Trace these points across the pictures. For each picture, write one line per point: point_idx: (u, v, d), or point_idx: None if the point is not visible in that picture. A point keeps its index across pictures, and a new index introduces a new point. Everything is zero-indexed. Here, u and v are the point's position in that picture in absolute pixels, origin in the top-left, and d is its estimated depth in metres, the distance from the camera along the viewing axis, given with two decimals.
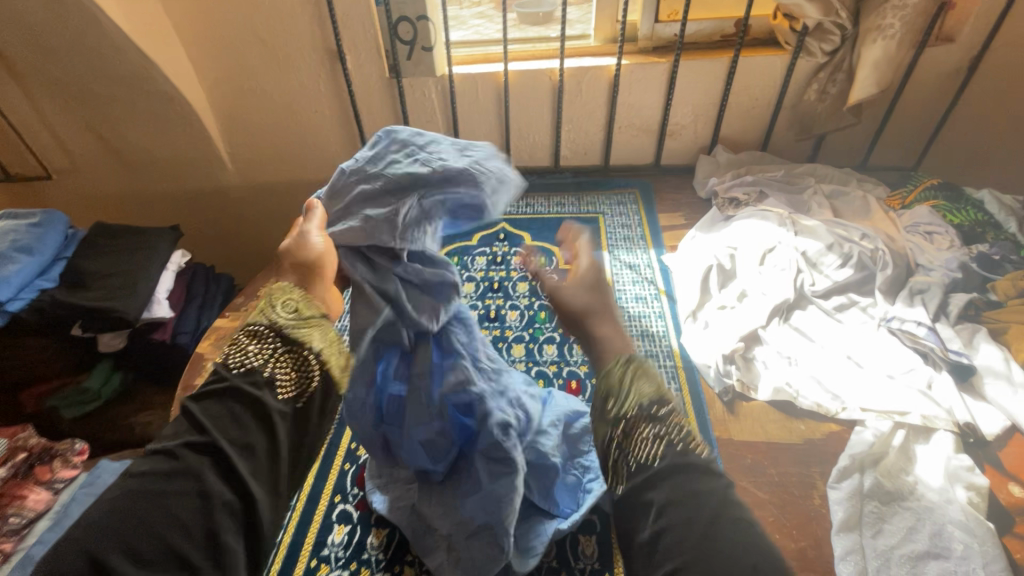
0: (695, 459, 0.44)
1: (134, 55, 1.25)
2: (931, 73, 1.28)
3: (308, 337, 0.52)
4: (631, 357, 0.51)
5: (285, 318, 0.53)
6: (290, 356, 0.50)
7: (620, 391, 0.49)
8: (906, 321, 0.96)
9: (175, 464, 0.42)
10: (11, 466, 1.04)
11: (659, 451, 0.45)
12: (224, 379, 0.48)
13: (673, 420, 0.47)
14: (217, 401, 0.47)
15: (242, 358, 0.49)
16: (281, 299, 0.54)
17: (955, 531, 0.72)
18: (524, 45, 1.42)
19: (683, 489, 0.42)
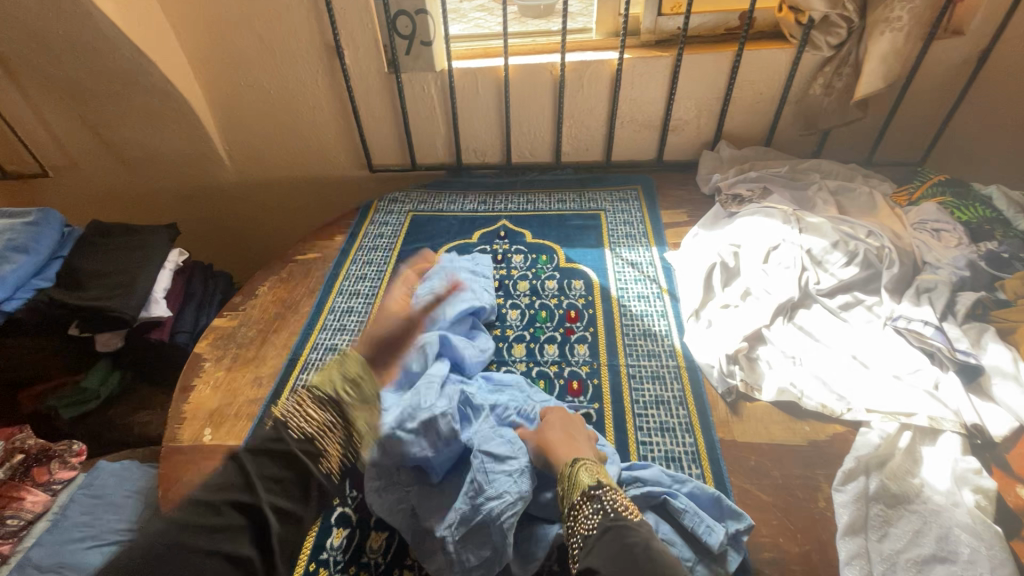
0: (623, 519, 0.65)
1: (130, 51, 1.24)
2: (939, 67, 1.25)
3: (357, 419, 0.67)
4: (579, 459, 0.75)
5: (347, 395, 0.68)
6: (337, 433, 0.63)
7: (571, 483, 0.71)
8: (912, 321, 0.94)
9: (220, 519, 0.52)
10: (8, 468, 1.06)
11: (598, 520, 0.65)
12: (282, 438, 0.60)
13: (606, 495, 0.68)
14: (271, 459, 0.57)
15: (302, 424, 0.62)
16: (346, 372, 0.72)
17: (962, 535, 0.71)
18: (526, 40, 1.40)
19: (613, 539, 0.62)
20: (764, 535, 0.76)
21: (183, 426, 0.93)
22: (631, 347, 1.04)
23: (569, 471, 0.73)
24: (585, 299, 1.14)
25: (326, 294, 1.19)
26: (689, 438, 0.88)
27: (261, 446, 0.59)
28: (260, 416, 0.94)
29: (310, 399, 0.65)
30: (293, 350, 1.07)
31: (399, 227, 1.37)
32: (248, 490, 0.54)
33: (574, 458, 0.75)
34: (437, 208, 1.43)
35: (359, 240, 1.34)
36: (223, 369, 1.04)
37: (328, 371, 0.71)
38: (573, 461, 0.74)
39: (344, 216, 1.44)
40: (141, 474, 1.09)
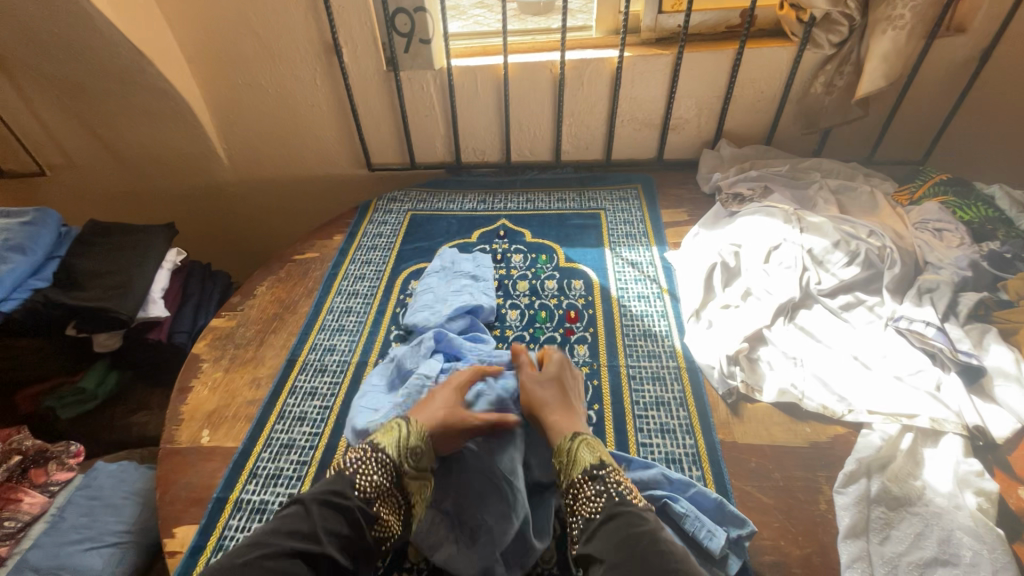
0: (628, 504, 0.66)
1: (126, 49, 1.23)
2: (941, 65, 1.24)
3: (412, 488, 0.72)
4: (578, 435, 0.75)
5: (408, 464, 0.72)
6: (392, 500, 0.71)
7: (570, 460, 0.71)
8: (914, 321, 0.93)
9: (290, 563, 0.59)
10: (5, 470, 1.05)
11: (601, 503, 0.67)
12: (346, 494, 0.68)
13: (605, 478, 0.69)
14: (337, 512, 0.66)
15: (365, 485, 0.69)
16: (412, 435, 0.74)
17: (964, 538, 0.70)
18: (525, 37, 1.38)
19: (620, 525, 0.63)
20: (764, 537, 0.75)
21: (181, 427, 0.93)
22: (631, 347, 1.03)
23: (566, 447, 0.73)
24: (585, 299, 1.14)
25: (325, 294, 1.19)
26: (689, 440, 0.87)
27: (329, 498, 0.67)
28: (259, 417, 0.94)
29: (375, 459, 0.71)
30: (291, 350, 1.06)
31: (398, 227, 1.36)
32: (314, 540, 0.62)
33: (574, 432, 0.75)
34: (436, 207, 1.43)
35: (357, 240, 1.34)
36: (221, 370, 1.03)
37: (398, 426, 0.75)
38: (573, 437, 0.74)
39: (342, 216, 1.43)
40: (138, 476, 1.09)
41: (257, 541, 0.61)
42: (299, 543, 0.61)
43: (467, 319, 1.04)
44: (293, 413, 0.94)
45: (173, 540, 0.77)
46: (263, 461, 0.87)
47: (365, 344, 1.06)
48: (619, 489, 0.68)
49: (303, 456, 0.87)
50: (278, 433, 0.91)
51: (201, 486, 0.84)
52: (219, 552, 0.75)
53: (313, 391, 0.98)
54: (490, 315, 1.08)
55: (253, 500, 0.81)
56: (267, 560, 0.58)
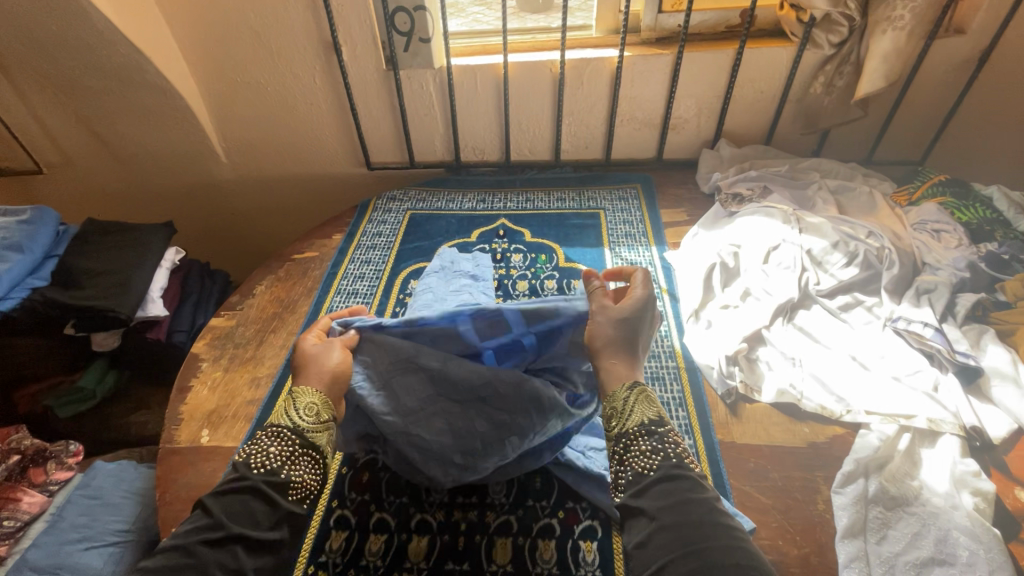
0: (687, 467, 0.61)
1: (124, 46, 1.22)
2: (940, 66, 1.25)
3: (320, 442, 0.66)
4: (639, 386, 0.70)
5: (306, 422, 0.66)
6: (303, 460, 0.64)
7: (631, 410, 0.67)
8: (912, 322, 0.94)
9: (192, 560, 0.52)
10: (4, 469, 1.06)
11: (656, 460, 0.62)
12: (246, 474, 0.61)
13: (664, 436, 0.64)
14: (242, 497, 0.59)
15: (264, 460, 0.62)
16: (300, 399, 0.68)
17: (961, 537, 0.71)
18: (524, 36, 1.38)
19: (677, 486, 0.58)
20: (763, 537, 0.76)
21: (181, 427, 0.93)
22: None
23: (627, 393, 0.69)
24: None
25: (325, 293, 1.18)
26: (689, 440, 0.88)
27: (228, 486, 0.59)
28: (258, 417, 0.94)
29: (266, 434, 0.65)
30: (291, 350, 1.06)
31: (397, 226, 1.36)
32: (217, 529, 0.55)
33: (634, 383, 0.70)
34: (434, 206, 1.42)
35: (356, 239, 1.33)
36: (221, 369, 1.03)
37: (283, 400, 0.68)
38: (633, 386, 0.69)
39: (341, 215, 1.43)
40: (137, 476, 1.09)
41: (154, 553, 0.53)
42: (201, 539, 0.54)
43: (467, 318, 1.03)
44: None
45: None
46: None
47: None
48: (679, 451, 0.63)
49: None
50: None
51: (200, 486, 0.84)
52: None
53: None
54: None
55: None
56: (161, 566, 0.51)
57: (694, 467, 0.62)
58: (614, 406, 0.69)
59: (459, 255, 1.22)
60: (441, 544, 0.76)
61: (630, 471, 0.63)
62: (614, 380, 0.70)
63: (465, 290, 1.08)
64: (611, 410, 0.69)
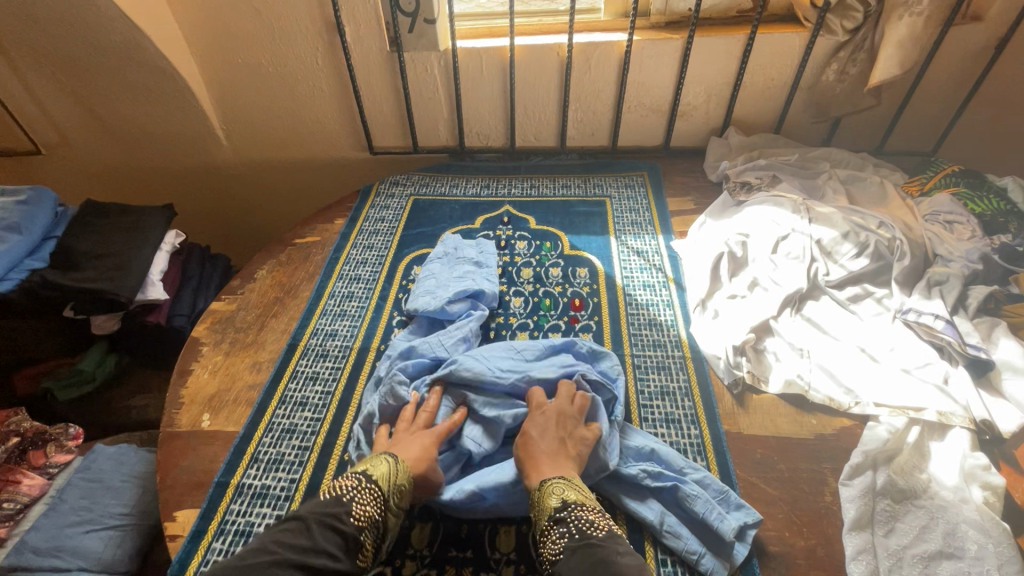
0: (589, 541, 0.64)
1: (123, 24, 1.19)
2: (957, 54, 1.22)
3: (391, 524, 0.71)
4: (545, 480, 0.72)
5: (397, 499, 0.71)
6: (381, 532, 0.70)
7: (538, 504, 0.70)
8: (923, 314, 0.92)
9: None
10: (5, 450, 1.04)
11: (564, 542, 0.65)
12: (342, 521, 0.67)
13: (564, 517, 0.67)
14: (333, 538, 0.65)
15: (361, 514, 0.68)
16: (403, 473, 0.72)
17: (969, 531, 0.70)
18: (531, 19, 1.36)
19: (582, 562, 0.62)
20: (769, 528, 0.75)
21: (181, 411, 0.92)
22: (637, 337, 1.02)
23: (534, 492, 0.71)
24: (589, 288, 1.12)
25: (327, 278, 1.17)
26: (695, 430, 0.87)
27: (327, 523, 0.66)
28: (260, 401, 0.93)
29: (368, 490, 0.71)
30: (292, 335, 1.05)
31: (401, 212, 1.35)
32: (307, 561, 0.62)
33: (542, 482, 0.72)
34: (439, 192, 1.41)
35: (359, 225, 1.32)
36: (221, 353, 1.02)
37: (394, 459, 0.74)
38: (539, 482, 0.72)
39: (344, 200, 1.41)
40: (137, 459, 1.08)
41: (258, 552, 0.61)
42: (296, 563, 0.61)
43: (469, 303, 1.03)
44: (295, 398, 0.93)
45: (174, 523, 0.77)
46: (264, 446, 0.86)
47: (367, 329, 1.05)
48: (580, 526, 0.66)
49: (305, 444, 0.86)
50: (279, 418, 0.90)
51: (201, 471, 0.83)
52: (220, 537, 0.75)
53: (314, 375, 0.97)
54: (493, 301, 1.07)
55: (254, 484, 0.81)
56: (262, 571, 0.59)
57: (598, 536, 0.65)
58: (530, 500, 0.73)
59: (461, 240, 1.21)
60: (444, 531, 0.76)
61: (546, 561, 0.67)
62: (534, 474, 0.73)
63: (461, 278, 1.07)
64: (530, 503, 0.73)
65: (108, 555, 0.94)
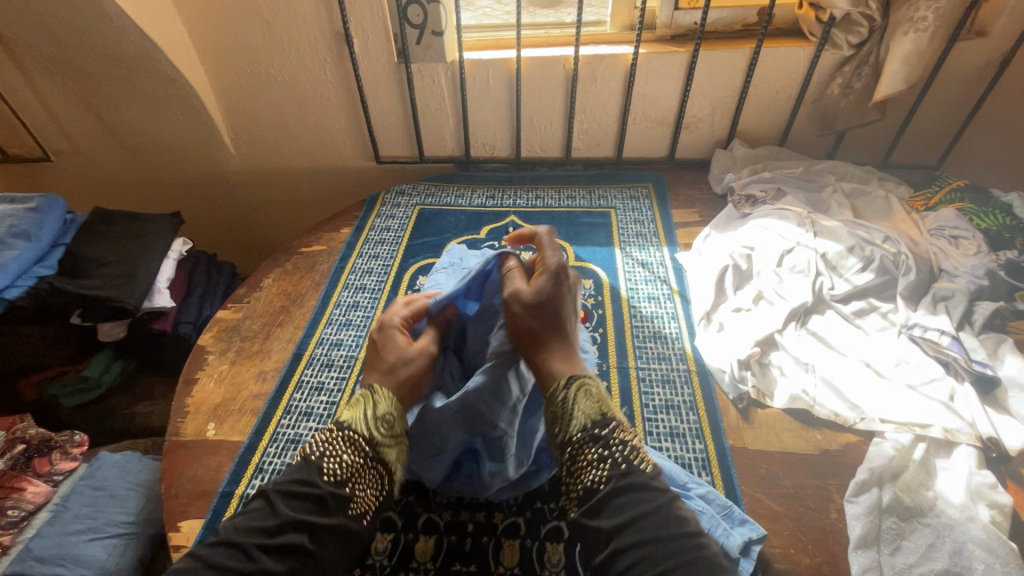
0: (637, 471, 0.62)
1: (133, 33, 1.20)
2: (962, 69, 1.23)
3: (390, 457, 0.68)
4: (577, 380, 0.69)
5: (381, 433, 0.68)
6: (368, 473, 0.66)
7: (570, 414, 0.67)
8: (929, 330, 0.92)
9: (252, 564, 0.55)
10: (9, 459, 1.05)
11: (606, 468, 0.63)
12: (313, 482, 0.63)
13: (608, 441, 0.65)
14: (306, 502, 0.61)
15: (334, 467, 0.64)
16: (379, 407, 0.70)
17: (976, 550, 0.69)
18: (538, 31, 1.37)
19: (635, 496, 0.60)
20: (774, 545, 0.75)
21: (187, 420, 0.92)
22: (641, 349, 1.02)
23: (567, 392, 0.69)
24: (594, 299, 1.13)
25: (332, 287, 1.18)
26: (699, 444, 0.87)
27: (294, 490, 0.62)
28: (264, 411, 0.93)
29: (340, 437, 0.67)
30: (297, 344, 1.05)
31: (406, 221, 1.35)
32: (278, 535, 0.58)
33: (571, 378, 0.70)
34: (445, 202, 1.41)
35: (364, 234, 1.32)
36: (227, 362, 1.02)
37: (363, 397, 0.71)
38: (571, 382, 0.69)
39: (349, 209, 1.42)
40: (142, 467, 1.09)
41: (216, 545, 0.57)
42: (258, 543, 0.56)
43: None
44: (300, 408, 0.93)
45: (178, 534, 0.77)
46: (269, 456, 0.86)
47: None
48: (625, 454, 0.64)
49: None
50: (284, 428, 0.90)
51: (206, 480, 0.83)
52: None
53: (319, 385, 0.97)
54: None
55: None
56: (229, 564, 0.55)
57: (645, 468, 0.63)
58: (553, 411, 0.69)
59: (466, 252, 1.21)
60: (448, 545, 0.76)
61: (580, 483, 0.64)
62: (550, 377, 0.71)
63: None
64: (550, 415, 0.69)
65: (111, 563, 0.94)
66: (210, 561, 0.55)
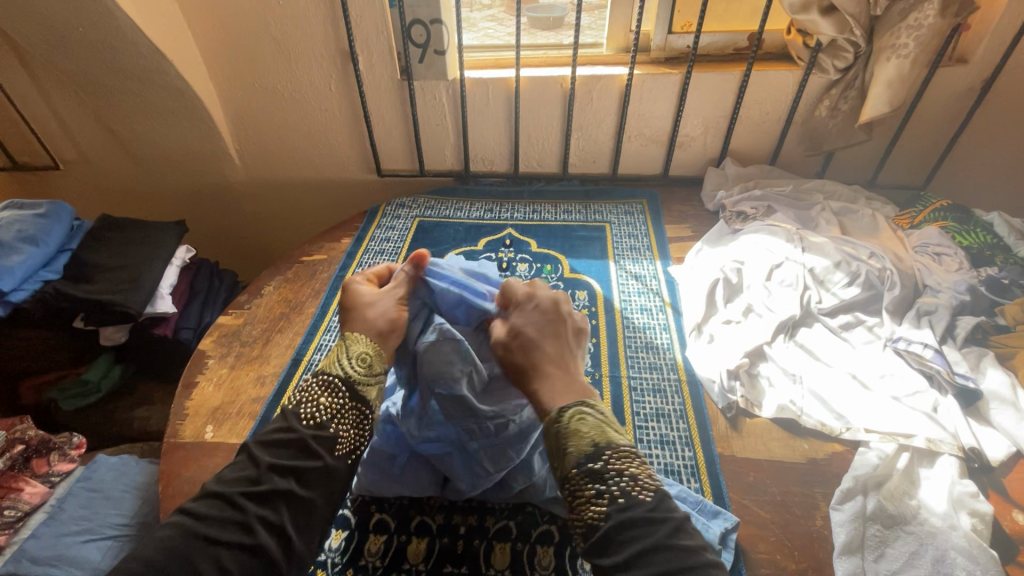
0: (636, 505, 0.60)
1: (146, 49, 1.24)
2: (944, 94, 1.27)
3: (371, 395, 0.72)
4: (567, 411, 0.67)
5: (358, 373, 0.72)
6: (348, 416, 0.69)
7: (564, 448, 0.65)
8: (913, 343, 0.95)
9: (239, 512, 0.58)
10: (8, 459, 1.04)
11: (606, 504, 0.61)
12: (294, 428, 0.66)
13: (602, 475, 0.62)
14: (287, 448, 0.64)
15: (312, 412, 0.68)
16: (354, 349, 0.74)
17: (958, 558, 0.71)
18: (537, 52, 1.43)
19: (632, 535, 0.58)
20: (761, 551, 0.76)
21: (186, 422, 0.94)
22: (634, 359, 1.04)
23: (560, 424, 0.67)
24: (588, 309, 1.15)
25: (331, 296, 1.20)
26: (688, 452, 0.88)
27: (275, 437, 0.65)
28: (263, 414, 0.95)
29: (316, 384, 0.70)
30: (297, 349, 1.07)
31: (405, 232, 1.38)
32: (261, 481, 0.61)
33: (564, 408, 0.68)
34: (443, 214, 1.44)
35: (365, 244, 1.35)
36: (226, 367, 1.04)
37: (337, 348, 0.75)
38: (564, 412, 0.67)
39: (349, 220, 1.45)
40: (139, 470, 1.10)
41: (202, 497, 0.60)
42: (243, 491, 0.60)
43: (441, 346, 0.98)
44: None
45: None
46: None
47: None
48: (622, 485, 0.62)
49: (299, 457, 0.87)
50: None
51: (202, 482, 0.84)
52: None
53: None
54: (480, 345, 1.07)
55: None
56: (215, 513, 0.58)
57: (643, 499, 0.61)
58: (547, 445, 0.67)
59: None
60: (440, 548, 0.77)
61: (582, 522, 0.62)
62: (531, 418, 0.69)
63: None
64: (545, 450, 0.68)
65: (104, 565, 0.95)
66: (197, 512, 0.58)
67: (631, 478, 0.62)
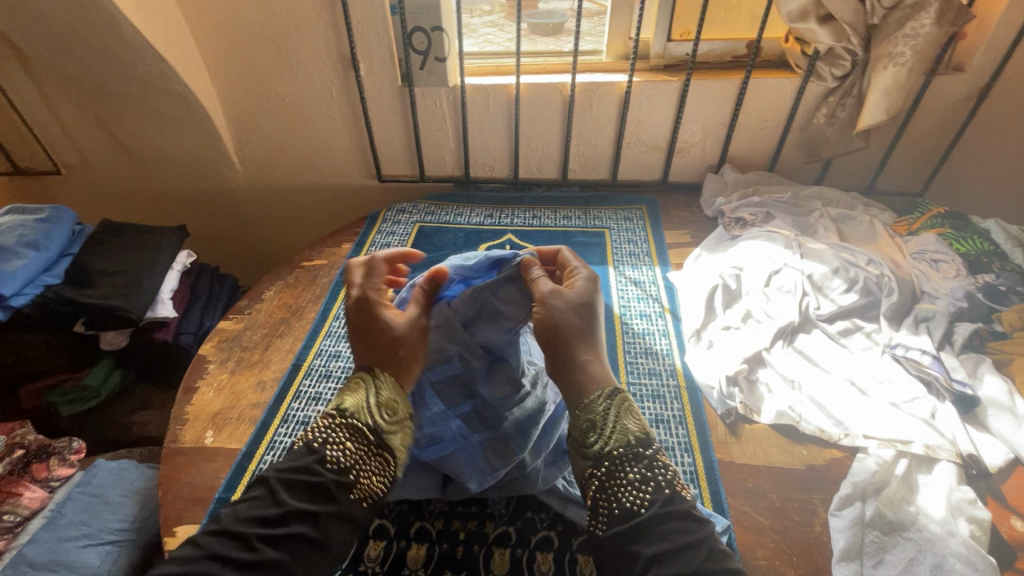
0: (680, 499, 0.59)
1: (150, 55, 1.25)
2: (941, 101, 1.28)
3: (394, 443, 0.69)
4: (619, 395, 0.67)
5: (383, 420, 0.69)
6: (370, 463, 0.66)
7: (613, 427, 0.65)
8: (910, 349, 0.96)
9: (256, 554, 0.54)
10: (9, 463, 1.08)
11: (648, 491, 0.59)
12: (316, 471, 0.62)
13: (650, 461, 0.62)
14: (307, 491, 0.60)
15: (337, 456, 0.64)
16: (380, 394, 0.70)
17: (957, 564, 0.71)
18: (537, 59, 1.44)
19: (675, 526, 0.56)
20: (760, 557, 0.76)
21: (186, 427, 0.94)
22: (633, 365, 1.05)
23: (613, 403, 0.66)
24: None
25: (332, 301, 1.20)
26: (688, 458, 0.89)
27: (297, 477, 0.61)
28: (263, 420, 0.95)
29: (341, 426, 0.66)
30: (297, 355, 1.08)
31: (406, 238, 1.39)
32: (279, 525, 0.57)
33: (613, 392, 0.68)
34: (443, 220, 1.45)
35: (365, 249, 1.36)
36: (227, 372, 1.04)
37: (362, 388, 0.71)
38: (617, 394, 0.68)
39: (350, 225, 1.45)
40: (138, 474, 1.10)
41: (215, 535, 0.56)
42: (260, 533, 0.56)
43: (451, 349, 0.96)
44: (297, 417, 0.95)
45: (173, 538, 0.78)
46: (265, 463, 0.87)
47: None
48: (668, 478, 0.61)
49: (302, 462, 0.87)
50: (282, 436, 0.92)
51: (202, 487, 0.84)
52: None
53: (317, 396, 0.99)
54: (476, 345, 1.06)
55: None
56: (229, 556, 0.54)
57: (686, 498, 0.60)
58: (591, 418, 0.66)
59: None
60: (439, 553, 0.77)
61: (617, 505, 0.60)
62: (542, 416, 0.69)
63: None
64: (586, 424, 0.66)
65: (103, 570, 0.95)
66: (212, 551, 0.54)
67: (677, 476, 0.62)
